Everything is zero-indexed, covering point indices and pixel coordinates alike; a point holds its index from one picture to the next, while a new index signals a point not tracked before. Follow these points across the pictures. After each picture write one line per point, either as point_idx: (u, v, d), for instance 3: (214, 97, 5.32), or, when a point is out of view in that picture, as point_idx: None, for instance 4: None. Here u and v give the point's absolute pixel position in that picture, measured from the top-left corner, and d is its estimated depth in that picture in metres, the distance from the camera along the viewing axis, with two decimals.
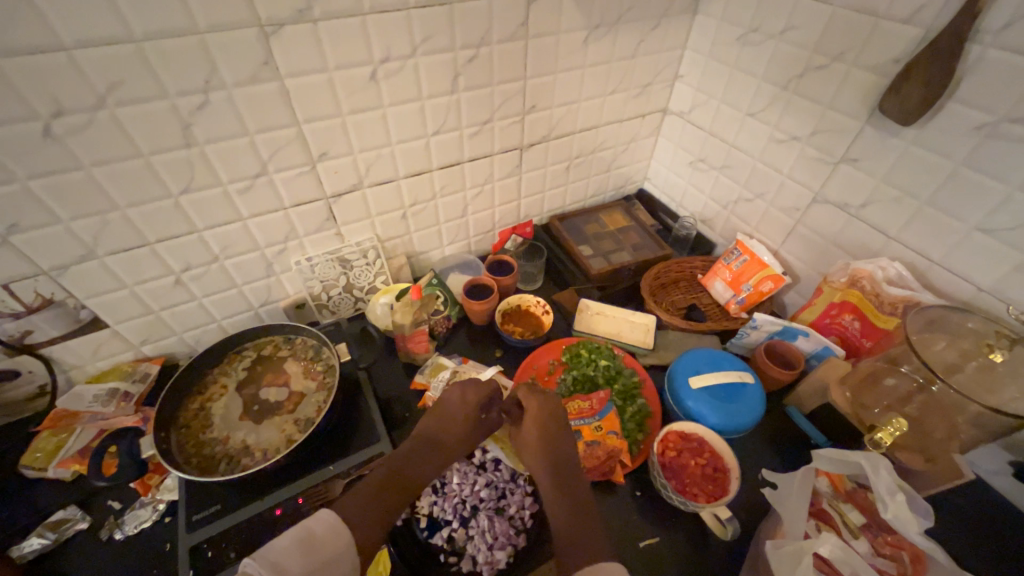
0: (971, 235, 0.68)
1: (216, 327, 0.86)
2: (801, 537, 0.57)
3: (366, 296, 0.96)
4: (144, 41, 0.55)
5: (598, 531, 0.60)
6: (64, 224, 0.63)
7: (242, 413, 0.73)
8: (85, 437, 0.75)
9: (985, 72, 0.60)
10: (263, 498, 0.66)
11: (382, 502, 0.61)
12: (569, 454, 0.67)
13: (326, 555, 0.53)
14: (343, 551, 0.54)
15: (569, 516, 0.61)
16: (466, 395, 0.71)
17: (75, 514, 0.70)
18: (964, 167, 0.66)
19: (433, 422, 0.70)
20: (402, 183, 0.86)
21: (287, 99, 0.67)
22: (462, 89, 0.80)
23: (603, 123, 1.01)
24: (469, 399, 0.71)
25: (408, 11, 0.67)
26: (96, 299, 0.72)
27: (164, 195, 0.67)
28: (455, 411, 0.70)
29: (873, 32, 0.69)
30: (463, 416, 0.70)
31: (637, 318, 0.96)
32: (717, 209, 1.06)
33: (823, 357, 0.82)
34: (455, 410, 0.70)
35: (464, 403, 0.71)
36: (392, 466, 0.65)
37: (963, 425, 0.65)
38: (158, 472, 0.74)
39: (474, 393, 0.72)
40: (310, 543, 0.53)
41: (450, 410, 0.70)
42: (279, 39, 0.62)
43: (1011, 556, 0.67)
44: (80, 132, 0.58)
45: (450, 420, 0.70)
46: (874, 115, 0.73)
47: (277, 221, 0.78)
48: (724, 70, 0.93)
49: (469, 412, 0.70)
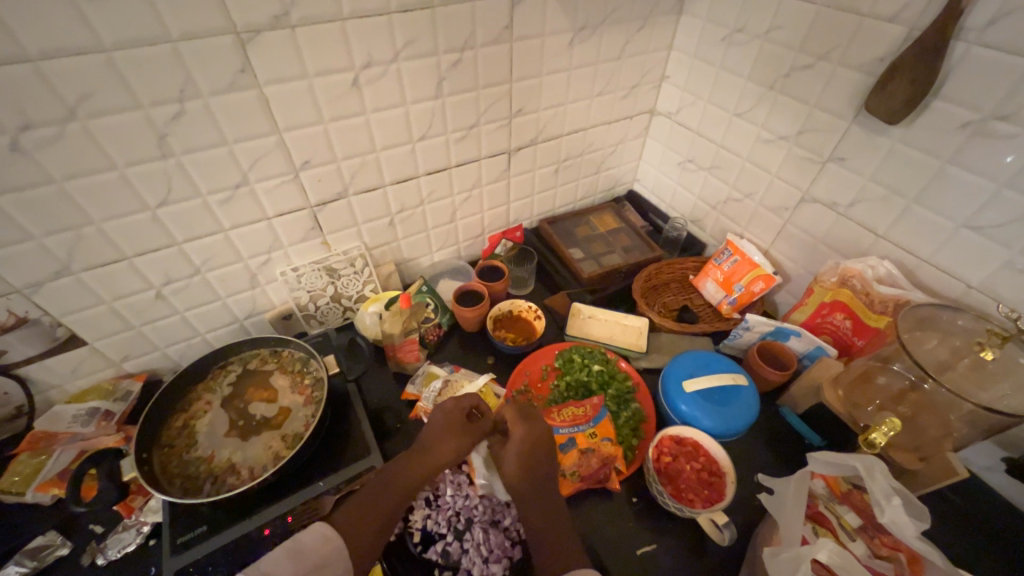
0: (958, 232, 0.68)
1: (201, 340, 0.84)
2: (798, 544, 0.56)
3: (355, 305, 0.95)
4: (114, 50, 0.53)
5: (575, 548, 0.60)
6: (35, 240, 0.61)
7: (228, 429, 0.72)
8: (64, 459, 0.73)
9: (970, 69, 0.60)
10: (250, 517, 0.64)
11: (379, 509, 0.60)
12: (549, 474, 0.66)
13: (317, 558, 0.53)
14: (333, 554, 0.54)
15: (545, 538, 0.60)
16: (450, 415, 0.69)
17: (55, 540, 0.68)
18: (951, 164, 0.66)
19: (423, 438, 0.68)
20: (387, 190, 0.84)
21: (267, 108, 0.65)
22: (447, 94, 0.78)
23: (590, 125, 1.01)
24: (454, 420, 0.68)
25: (391, 16, 0.66)
26: (73, 316, 0.70)
27: (141, 209, 0.65)
28: (438, 431, 0.67)
29: (857, 32, 0.69)
30: (449, 436, 0.67)
31: (629, 321, 0.95)
32: (707, 210, 1.06)
33: (815, 357, 0.82)
34: (440, 429, 0.67)
35: (450, 424, 0.68)
36: (380, 487, 0.62)
37: (956, 423, 0.65)
38: (141, 493, 0.71)
39: (458, 415, 0.69)
40: (301, 552, 0.53)
41: (434, 428, 0.68)
42: (256, 45, 0.60)
43: (1003, 550, 0.68)
44: (50, 145, 0.56)
45: (436, 440, 0.66)
46: (860, 114, 0.73)
47: (260, 231, 0.77)
48: (710, 69, 0.92)
49: (454, 432, 0.67)
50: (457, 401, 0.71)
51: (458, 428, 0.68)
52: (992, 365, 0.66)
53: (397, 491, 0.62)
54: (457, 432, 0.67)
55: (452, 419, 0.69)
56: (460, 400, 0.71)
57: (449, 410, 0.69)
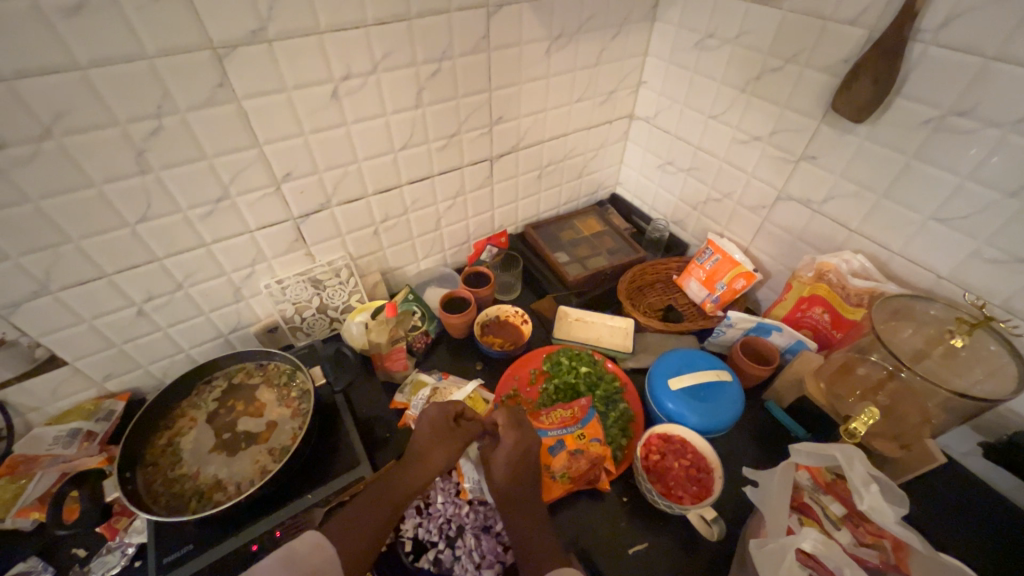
0: (926, 224, 0.70)
1: (184, 357, 0.83)
2: (784, 534, 0.57)
3: (341, 315, 0.94)
4: (90, 68, 0.53)
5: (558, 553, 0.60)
6: (12, 260, 0.60)
7: (214, 444, 0.71)
8: (45, 482, 0.71)
9: (928, 68, 0.63)
10: (238, 533, 0.63)
11: (370, 527, 0.59)
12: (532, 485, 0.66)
13: (312, 565, 0.54)
14: (323, 562, 0.55)
15: (527, 544, 0.61)
16: (435, 427, 0.67)
17: (36, 566, 0.66)
18: (917, 159, 0.68)
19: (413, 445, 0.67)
20: (371, 200, 0.85)
21: (245, 122, 0.66)
22: (427, 103, 0.79)
23: (571, 131, 1.02)
24: (442, 430, 0.67)
25: (367, 28, 0.67)
26: (52, 336, 0.69)
27: (120, 225, 0.65)
28: (425, 442, 0.66)
29: (822, 35, 0.71)
30: (438, 447, 0.66)
31: (615, 323, 0.96)
32: (687, 210, 1.08)
33: (796, 350, 0.84)
34: (429, 441, 0.66)
35: (436, 434, 0.67)
36: (374, 501, 0.61)
37: (934, 410, 0.67)
38: (126, 513, 0.70)
39: (444, 425, 0.68)
40: (292, 557, 0.54)
41: (421, 443, 0.66)
42: (234, 60, 0.60)
43: (983, 532, 0.70)
44: (26, 164, 0.55)
45: (423, 451, 0.66)
46: (828, 114, 0.75)
47: (242, 245, 0.76)
48: (685, 74, 0.95)
49: (444, 442, 0.66)
50: (440, 407, 0.69)
51: (447, 438, 0.67)
52: (965, 352, 0.68)
53: (383, 503, 0.61)
54: (444, 441, 0.66)
55: (437, 430, 0.67)
56: (445, 406, 0.70)
57: (434, 418, 0.68)
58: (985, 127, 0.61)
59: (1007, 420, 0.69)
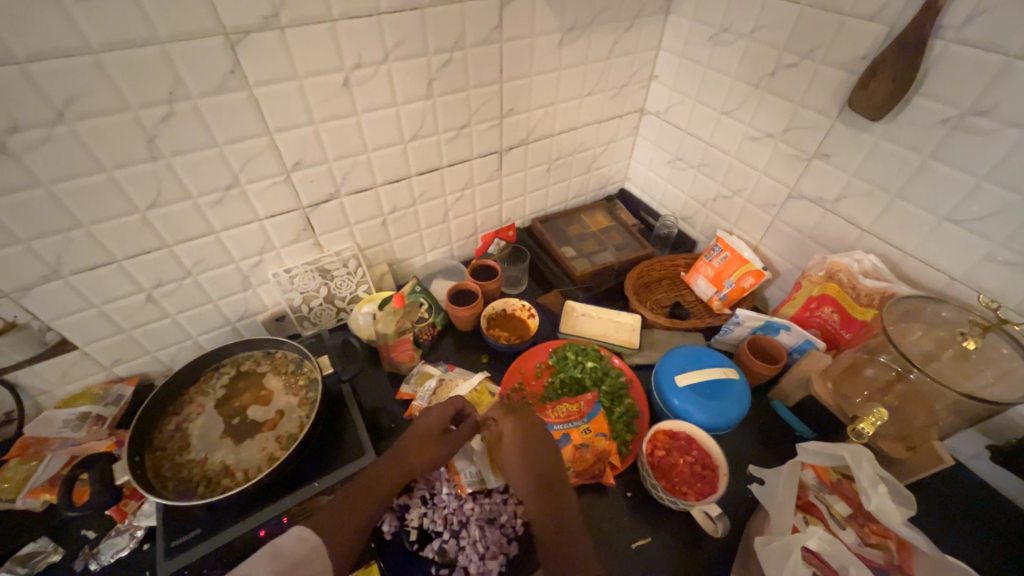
0: (941, 225, 0.70)
1: (192, 344, 0.84)
2: (788, 532, 0.57)
3: (348, 306, 0.95)
4: (102, 52, 0.53)
5: (584, 540, 0.56)
6: (23, 244, 0.61)
7: (223, 431, 0.71)
8: (56, 464, 0.72)
9: (948, 67, 0.62)
10: (244, 519, 0.64)
11: (359, 510, 0.57)
12: (551, 471, 0.63)
13: (295, 557, 0.50)
14: (312, 552, 0.52)
15: (552, 524, 0.57)
16: (425, 427, 0.67)
17: (47, 546, 0.67)
18: (933, 159, 0.67)
19: (402, 444, 0.65)
20: (380, 190, 0.85)
21: (257, 109, 0.65)
22: (438, 94, 0.79)
23: (580, 125, 1.02)
24: (431, 431, 0.66)
25: (380, 17, 0.66)
26: (62, 320, 0.70)
27: (130, 211, 0.65)
28: (412, 440, 0.65)
29: (840, 31, 0.70)
30: (424, 444, 0.65)
31: (622, 318, 0.96)
32: (696, 207, 1.07)
33: (804, 350, 0.83)
34: (416, 439, 0.65)
35: (426, 431, 0.66)
36: (360, 493, 0.59)
37: (942, 411, 0.67)
38: (133, 497, 0.71)
39: (441, 426, 0.67)
40: (278, 553, 0.50)
41: (406, 440, 0.65)
42: (246, 47, 0.60)
43: (987, 533, 0.70)
44: (38, 148, 0.55)
45: (410, 448, 0.64)
46: (843, 112, 0.75)
47: (251, 233, 0.76)
48: (698, 69, 0.94)
49: (429, 441, 0.65)
50: (434, 409, 0.68)
51: (434, 437, 0.66)
52: (976, 354, 0.68)
53: (372, 498, 0.59)
54: (434, 440, 0.65)
55: (427, 430, 0.66)
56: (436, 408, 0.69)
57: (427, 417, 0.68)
58: (1005, 127, 0.60)
59: (1015, 424, 0.69)
